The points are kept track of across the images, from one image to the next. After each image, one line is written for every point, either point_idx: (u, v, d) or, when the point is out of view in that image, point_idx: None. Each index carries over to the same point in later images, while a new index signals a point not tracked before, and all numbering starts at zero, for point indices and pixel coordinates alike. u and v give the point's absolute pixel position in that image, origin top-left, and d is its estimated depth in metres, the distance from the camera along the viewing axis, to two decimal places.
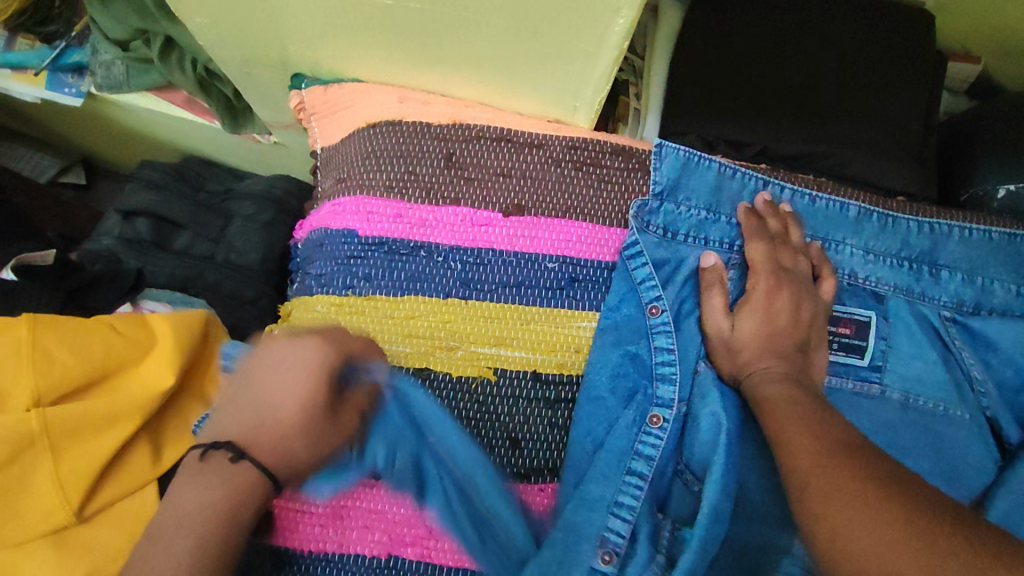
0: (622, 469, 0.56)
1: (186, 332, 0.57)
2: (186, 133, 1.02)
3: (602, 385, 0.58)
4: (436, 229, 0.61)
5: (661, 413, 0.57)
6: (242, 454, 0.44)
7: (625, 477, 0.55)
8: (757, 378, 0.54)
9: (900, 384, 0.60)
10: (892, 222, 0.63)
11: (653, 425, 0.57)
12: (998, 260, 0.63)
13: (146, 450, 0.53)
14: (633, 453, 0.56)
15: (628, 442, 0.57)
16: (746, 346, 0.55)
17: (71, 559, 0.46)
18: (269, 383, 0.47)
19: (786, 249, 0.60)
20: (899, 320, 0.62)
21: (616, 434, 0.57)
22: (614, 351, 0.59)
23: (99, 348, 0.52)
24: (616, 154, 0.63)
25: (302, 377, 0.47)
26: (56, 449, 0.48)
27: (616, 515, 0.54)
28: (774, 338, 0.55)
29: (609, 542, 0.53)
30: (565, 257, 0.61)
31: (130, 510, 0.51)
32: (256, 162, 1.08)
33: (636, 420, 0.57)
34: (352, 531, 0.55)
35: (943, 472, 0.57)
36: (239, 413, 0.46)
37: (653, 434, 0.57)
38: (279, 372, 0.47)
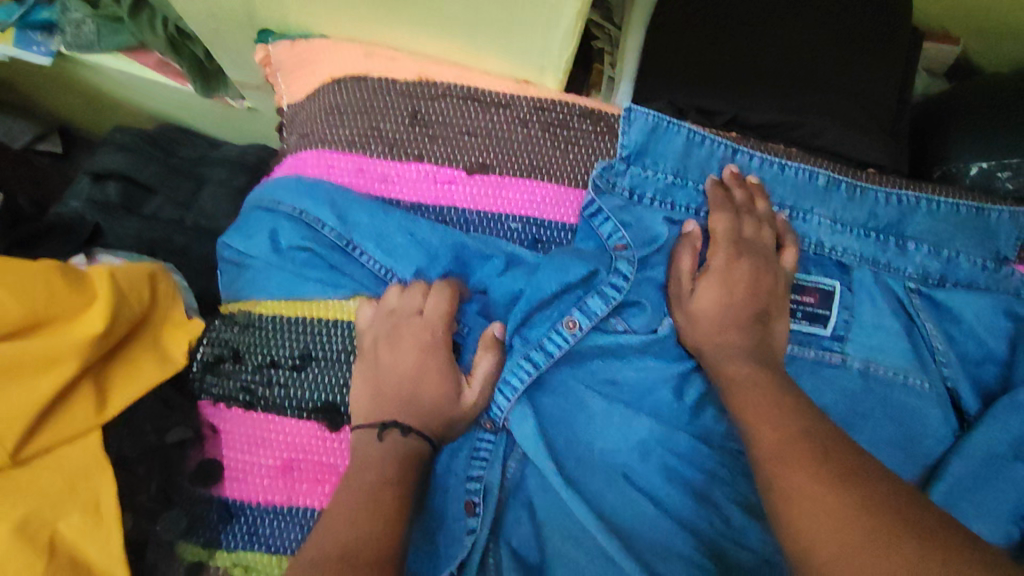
0: (520, 353, 0.55)
1: (128, 283, 0.53)
2: (157, 96, 1.00)
3: (548, 292, 0.54)
4: (399, 185, 0.60)
5: (578, 319, 0.55)
6: (410, 429, 0.50)
7: (521, 358, 0.55)
8: (715, 353, 0.53)
9: (862, 353, 0.59)
10: (861, 192, 0.62)
11: (566, 328, 0.55)
12: (966, 234, 0.61)
13: (90, 395, 0.48)
14: (536, 345, 0.55)
15: (537, 335, 0.55)
16: (707, 315, 0.55)
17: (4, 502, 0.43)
18: (413, 373, 0.52)
19: (750, 218, 0.59)
20: (864, 290, 0.61)
21: (532, 324, 0.56)
22: (572, 270, 0.54)
23: (40, 289, 0.47)
24: (585, 117, 0.62)
25: (423, 381, 0.52)
26: None
27: (499, 394, 0.54)
28: (738, 310, 0.55)
29: (494, 413, 0.55)
30: (529, 217, 0.60)
31: (72, 459, 0.47)
32: (231, 130, 1.06)
33: (553, 317, 0.56)
34: (301, 483, 0.54)
35: (900, 441, 0.56)
36: (387, 388, 0.52)
37: (562, 334, 0.55)
38: (405, 349, 0.52)
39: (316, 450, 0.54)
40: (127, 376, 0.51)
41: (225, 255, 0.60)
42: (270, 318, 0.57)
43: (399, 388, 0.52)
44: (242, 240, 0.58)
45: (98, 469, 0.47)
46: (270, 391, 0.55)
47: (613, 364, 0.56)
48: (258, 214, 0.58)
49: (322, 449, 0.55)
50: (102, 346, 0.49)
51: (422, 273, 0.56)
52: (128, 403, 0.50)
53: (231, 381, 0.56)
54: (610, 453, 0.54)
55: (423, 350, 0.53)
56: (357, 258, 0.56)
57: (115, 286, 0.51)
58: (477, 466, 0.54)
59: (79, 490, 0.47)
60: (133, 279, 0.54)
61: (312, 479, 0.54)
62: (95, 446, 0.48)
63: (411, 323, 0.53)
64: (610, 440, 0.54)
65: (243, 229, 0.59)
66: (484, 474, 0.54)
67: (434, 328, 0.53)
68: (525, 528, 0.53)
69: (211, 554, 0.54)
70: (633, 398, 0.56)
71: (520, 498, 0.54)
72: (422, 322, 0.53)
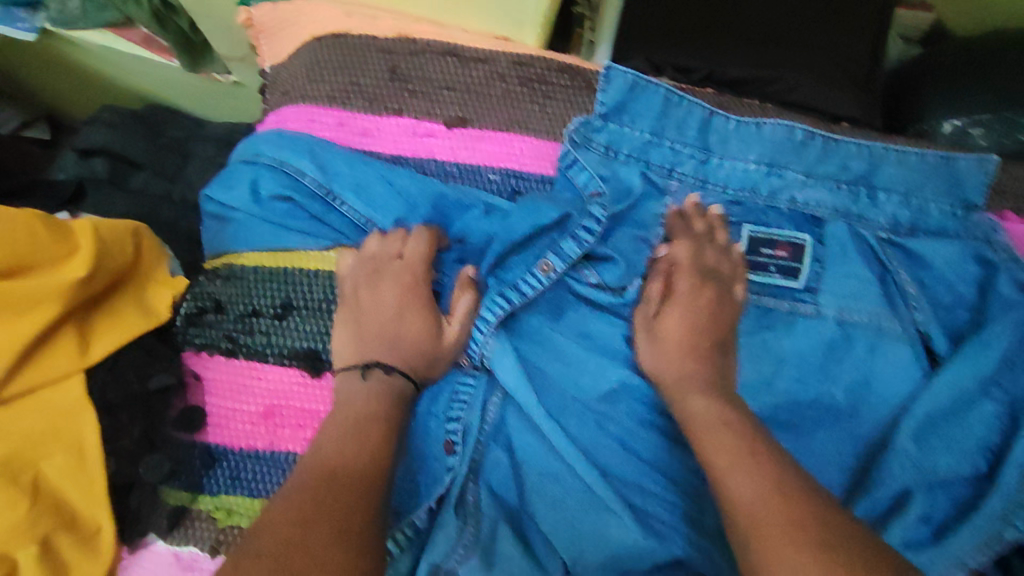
0: (496, 290, 0.56)
1: (112, 234, 0.53)
2: (138, 72, 0.97)
3: (520, 235, 0.56)
4: (378, 138, 0.60)
5: (553, 262, 0.56)
6: (392, 368, 0.51)
7: (498, 295, 0.56)
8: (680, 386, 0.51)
9: (836, 303, 0.59)
10: (836, 144, 0.62)
11: (541, 270, 0.56)
12: (934, 184, 0.62)
13: (72, 340, 0.49)
14: (510, 285, 0.56)
15: (512, 276, 0.57)
16: (670, 351, 0.53)
17: None
18: (392, 315, 0.52)
19: (712, 247, 0.57)
20: (835, 242, 0.61)
21: (508, 267, 0.57)
22: (544, 213, 0.56)
23: (21, 235, 0.47)
24: (563, 72, 0.63)
25: (404, 318, 0.52)
26: None
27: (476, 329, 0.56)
28: (698, 339, 0.53)
29: (472, 353, 0.56)
30: (507, 170, 0.60)
31: (54, 400, 0.48)
32: (210, 107, 1.04)
33: (529, 260, 0.57)
34: (283, 429, 0.55)
35: (874, 386, 0.57)
36: (367, 328, 0.53)
37: (537, 277, 0.56)
38: (386, 294, 0.53)
39: (298, 397, 0.55)
40: (110, 324, 0.52)
41: (207, 207, 0.60)
42: (251, 270, 0.57)
43: (379, 330, 0.52)
44: (223, 189, 0.58)
45: (79, 410, 0.48)
46: (251, 339, 0.56)
47: (588, 317, 0.58)
48: (240, 168, 0.59)
49: (303, 396, 0.55)
50: (82, 293, 0.49)
51: (401, 222, 0.56)
52: (110, 348, 0.51)
53: (213, 330, 0.57)
54: (582, 395, 0.56)
55: (404, 287, 0.53)
56: (338, 208, 0.57)
57: (98, 236, 0.51)
58: (456, 408, 0.56)
59: (59, 430, 0.48)
60: (117, 231, 0.54)
61: (293, 426, 0.55)
62: (77, 388, 0.49)
63: (391, 265, 0.54)
64: (583, 384, 0.56)
65: (225, 180, 0.59)
66: (463, 416, 0.56)
67: (415, 267, 0.54)
68: (504, 470, 0.55)
69: (194, 498, 0.54)
70: (606, 343, 0.58)
71: (500, 440, 0.56)
72: (402, 264, 0.54)
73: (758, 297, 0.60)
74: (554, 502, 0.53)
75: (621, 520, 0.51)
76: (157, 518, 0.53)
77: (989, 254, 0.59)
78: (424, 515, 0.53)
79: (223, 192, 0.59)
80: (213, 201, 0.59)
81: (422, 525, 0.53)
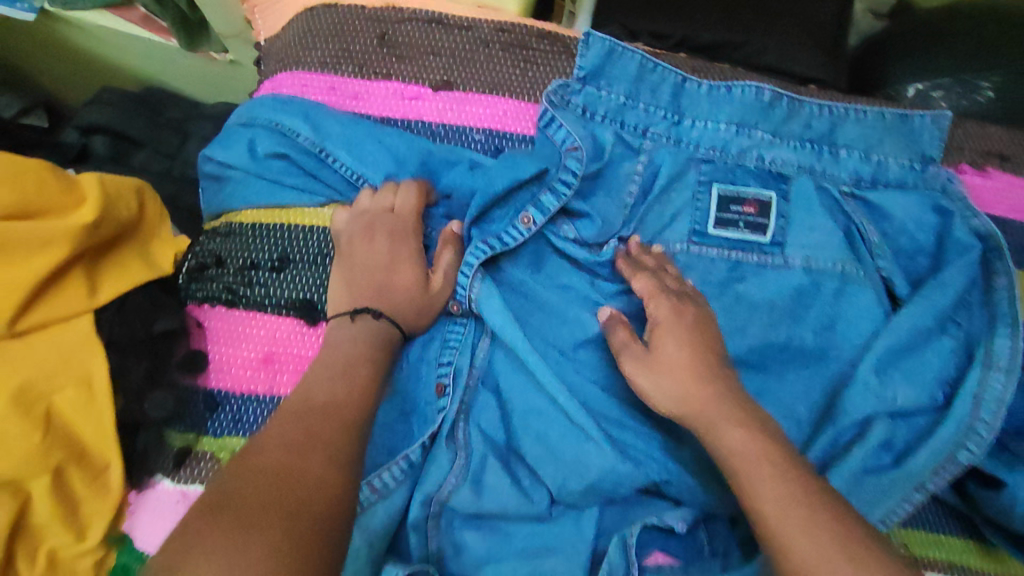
0: (479, 239, 0.59)
1: (117, 189, 0.57)
2: (136, 52, 1.00)
3: (501, 188, 0.58)
4: (368, 101, 0.63)
5: (532, 214, 0.59)
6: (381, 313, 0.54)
7: (484, 242, 0.59)
8: (703, 420, 0.49)
9: (801, 252, 0.62)
10: (800, 105, 0.65)
11: (523, 222, 0.59)
12: (892, 140, 0.66)
13: (81, 282, 0.53)
14: (495, 236, 0.59)
15: (497, 228, 0.60)
16: (672, 382, 0.51)
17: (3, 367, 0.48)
18: (383, 263, 0.56)
19: (668, 277, 0.58)
20: (801, 197, 0.63)
21: (492, 221, 0.61)
22: (522, 168, 0.59)
23: (32, 182, 0.50)
24: (543, 38, 0.67)
25: (397, 265, 0.56)
26: None
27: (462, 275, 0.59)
28: (698, 369, 0.51)
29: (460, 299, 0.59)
30: (491, 130, 0.63)
31: (65, 336, 0.51)
32: (207, 87, 1.06)
33: (510, 215, 0.61)
34: (280, 373, 0.58)
35: (839, 328, 0.60)
36: (359, 276, 0.56)
37: (518, 229, 0.59)
38: (380, 247, 0.56)
39: (295, 343, 0.58)
40: (115, 271, 0.55)
41: (204, 166, 0.63)
42: (250, 225, 0.60)
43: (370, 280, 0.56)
44: (221, 148, 0.62)
45: (88, 346, 0.52)
46: (250, 291, 0.59)
47: (570, 269, 0.62)
48: (235, 131, 0.62)
49: (300, 343, 0.58)
50: (88, 240, 0.52)
51: (392, 177, 0.59)
52: (116, 292, 0.54)
53: (214, 282, 0.60)
54: (562, 340, 0.60)
55: (392, 236, 0.57)
56: (330, 164, 0.60)
57: (104, 189, 0.55)
58: (448, 352, 0.60)
59: (71, 363, 0.51)
60: (122, 187, 0.58)
61: (290, 370, 0.58)
62: (86, 326, 0.52)
63: (382, 220, 0.57)
64: (563, 330, 0.60)
65: (221, 142, 0.62)
66: (453, 359, 0.59)
67: (405, 219, 0.57)
68: (492, 410, 0.58)
69: (198, 440, 0.57)
70: (586, 289, 0.61)
71: (488, 383, 0.59)
72: (393, 215, 0.57)
73: (728, 253, 0.62)
74: (539, 437, 0.57)
75: (599, 447, 0.55)
76: (160, 462, 0.56)
77: (945, 202, 0.63)
78: (418, 451, 0.56)
79: (220, 150, 0.61)
80: (211, 161, 0.62)
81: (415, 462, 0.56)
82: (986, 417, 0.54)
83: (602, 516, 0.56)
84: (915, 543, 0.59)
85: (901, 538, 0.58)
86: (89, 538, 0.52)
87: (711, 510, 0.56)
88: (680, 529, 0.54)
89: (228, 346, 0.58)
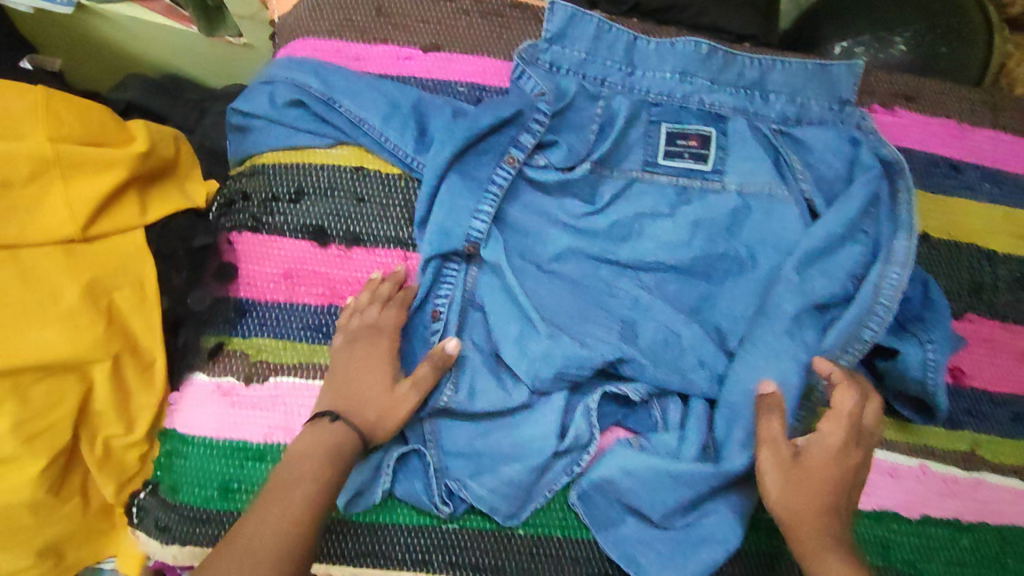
0: (479, 186, 0.69)
1: (160, 134, 0.69)
2: (156, 37, 1.11)
3: (484, 125, 0.68)
4: (368, 62, 0.75)
5: (516, 154, 0.70)
6: (338, 416, 0.60)
7: (489, 187, 0.70)
8: (808, 537, 0.56)
9: (737, 179, 0.73)
10: (733, 58, 0.76)
11: (508, 162, 0.70)
12: (814, 86, 0.77)
13: (134, 202, 0.65)
14: (488, 179, 0.70)
15: (487, 172, 0.70)
16: (797, 499, 0.58)
17: (79, 265, 0.60)
18: (362, 369, 0.63)
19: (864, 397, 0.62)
20: (736, 134, 0.75)
21: (480, 163, 0.70)
22: (504, 108, 0.69)
23: (97, 121, 0.63)
24: (515, 7, 0.79)
25: (373, 371, 0.63)
26: (66, 178, 0.59)
27: (475, 220, 0.68)
28: (815, 492, 0.58)
29: (472, 235, 0.68)
30: (473, 84, 0.75)
31: (123, 244, 0.63)
32: (219, 67, 1.17)
33: (496, 156, 0.70)
34: (299, 286, 0.69)
35: (768, 240, 0.71)
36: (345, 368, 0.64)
37: (506, 168, 0.70)
38: (360, 359, 0.64)
39: (310, 265, 0.70)
40: (160, 199, 0.67)
41: (232, 119, 0.73)
42: (270, 166, 0.72)
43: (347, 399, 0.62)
44: (244, 104, 0.72)
45: (140, 255, 0.64)
46: (272, 218, 0.70)
47: (543, 197, 0.72)
48: (256, 89, 0.73)
49: (314, 264, 0.70)
50: (141, 168, 0.64)
51: (387, 119, 0.70)
52: (161, 215, 0.66)
53: (241, 213, 0.71)
54: (534, 257, 0.71)
55: (370, 343, 0.64)
56: (337, 110, 0.70)
57: (151, 132, 0.68)
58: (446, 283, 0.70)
59: (128, 266, 0.63)
60: (164, 133, 0.70)
61: (306, 284, 0.69)
62: (139, 237, 0.64)
63: (365, 335, 0.65)
64: (536, 247, 0.71)
65: (245, 98, 0.73)
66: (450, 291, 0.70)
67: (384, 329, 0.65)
68: (482, 322, 0.70)
69: (228, 339, 0.68)
70: (557, 215, 0.72)
71: (476, 304, 0.70)
72: (374, 331, 0.65)
73: (676, 179, 0.74)
74: (516, 342, 0.66)
75: (557, 338, 0.65)
76: (197, 359, 0.68)
77: (858, 134, 0.75)
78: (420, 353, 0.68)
79: (245, 104, 0.72)
80: (236, 113, 0.73)
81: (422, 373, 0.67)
82: (885, 303, 0.66)
83: (570, 398, 0.67)
84: None
85: None
86: (137, 430, 0.66)
87: (664, 385, 0.66)
88: (634, 398, 0.66)
89: (251, 265, 0.69)
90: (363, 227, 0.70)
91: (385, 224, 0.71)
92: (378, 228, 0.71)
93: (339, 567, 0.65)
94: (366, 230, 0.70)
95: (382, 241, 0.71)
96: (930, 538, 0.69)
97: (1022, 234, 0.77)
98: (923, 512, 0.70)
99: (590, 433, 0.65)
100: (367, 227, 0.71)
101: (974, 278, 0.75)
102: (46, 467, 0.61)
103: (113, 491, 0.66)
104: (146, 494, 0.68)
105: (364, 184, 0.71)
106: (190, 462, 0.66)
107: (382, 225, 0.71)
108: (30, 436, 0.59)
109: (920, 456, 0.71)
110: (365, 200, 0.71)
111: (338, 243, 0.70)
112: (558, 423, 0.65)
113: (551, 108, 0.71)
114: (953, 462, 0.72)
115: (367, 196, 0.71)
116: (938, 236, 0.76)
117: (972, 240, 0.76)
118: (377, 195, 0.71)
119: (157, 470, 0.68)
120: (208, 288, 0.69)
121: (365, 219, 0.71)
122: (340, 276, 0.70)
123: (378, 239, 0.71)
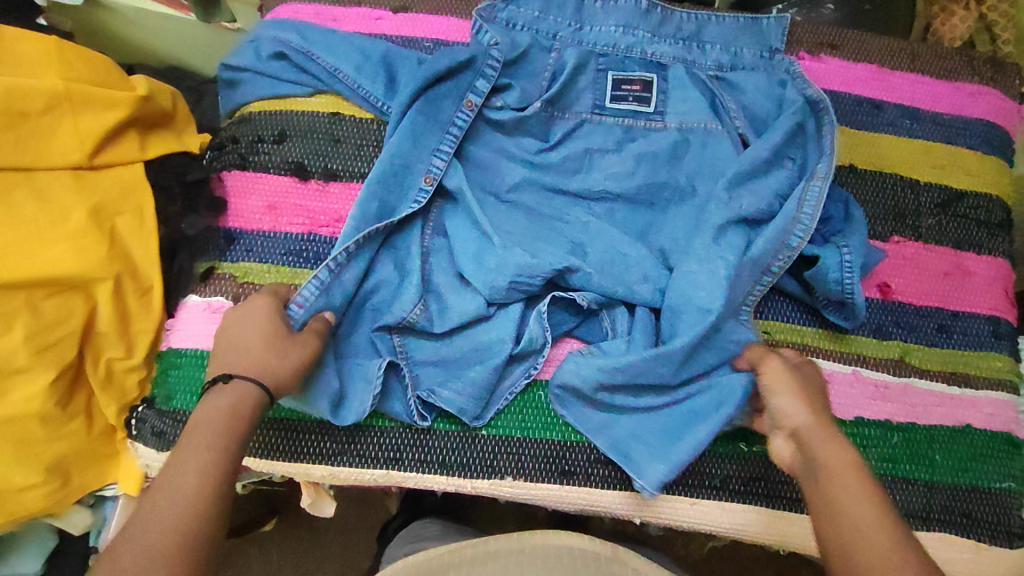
0: (440, 127, 0.78)
1: (162, 87, 0.78)
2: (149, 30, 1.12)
3: (442, 68, 0.77)
4: (345, 22, 0.84)
5: (473, 99, 0.78)
6: (226, 376, 0.59)
7: (449, 128, 0.78)
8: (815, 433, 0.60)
9: (677, 117, 0.81)
10: (671, 14, 0.85)
11: (467, 106, 0.78)
12: (745, 37, 0.85)
13: (135, 139, 0.73)
14: (451, 123, 0.78)
15: (448, 114, 0.78)
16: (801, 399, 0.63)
17: (85, 188, 0.68)
18: (243, 328, 0.63)
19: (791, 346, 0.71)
20: (676, 78, 0.82)
21: (442, 105, 0.78)
22: (458, 54, 0.78)
23: (103, 70, 0.72)
24: None
25: (255, 324, 0.63)
26: (74, 113, 0.68)
27: (436, 158, 0.77)
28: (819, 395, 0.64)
29: (434, 171, 0.77)
30: (438, 40, 0.84)
31: (123, 175, 0.71)
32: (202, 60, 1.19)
33: (457, 99, 0.78)
34: (282, 217, 0.77)
35: (705, 168, 0.79)
36: (223, 339, 0.63)
37: (465, 111, 0.78)
38: (238, 321, 0.64)
39: (285, 199, 0.78)
40: (159, 141, 0.76)
41: (223, 75, 0.83)
42: (257, 113, 0.80)
43: (236, 357, 0.61)
44: (234, 61, 0.82)
45: (139, 185, 0.72)
46: (259, 157, 0.78)
47: (501, 136, 0.80)
48: (243, 48, 0.82)
49: (290, 199, 0.78)
50: (141, 110, 0.73)
51: (359, 68, 0.78)
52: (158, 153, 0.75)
53: (231, 154, 0.79)
54: (490, 190, 0.79)
55: (248, 308, 0.65)
56: (313, 61, 0.79)
57: (152, 84, 0.77)
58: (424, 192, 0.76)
59: (128, 192, 0.71)
60: (166, 88, 0.79)
61: (280, 212, 0.77)
62: (138, 169, 0.73)
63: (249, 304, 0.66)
64: (492, 181, 0.79)
65: (235, 56, 0.82)
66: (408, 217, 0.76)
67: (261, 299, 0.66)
68: (443, 249, 0.78)
69: (218, 265, 0.76)
70: (511, 152, 0.80)
71: (439, 232, 0.78)
72: (259, 297, 0.67)
73: (622, 120, 0.81)
74: (474, 256, 0.75)
75: (507, 250, 0.73)
76: (191, 284, 0.76)
77: (786, 78, 0.83)
78: (342, 255, 0.72)
79: (234, 62, 0.82)
80: (228, 70, 0.82)
81: (332, 271, 0.71)
82: (809, 211, 0.74)
83: (524, 309, 0.75)
84: (775, 330, 0.78)
85: (763, 327, 0.78)
86: (136, 353, 0.73)
87: (609, 293, 0.74)
88: (582, 303, 0.73)
89: (232, 199, 0.78)
90: (340, 165, 0.78)
91: (359, 162, 0.79)
92: (355, 166, 0.79)
93: (322, 464, 0.72)
94: (343, 167, 0.78)
95: (356, 177, 0.78)
96: (862, 438, 0.76)
97: (943, 165, 0.84)
98: (857, 414, 0.76)
99: (543, 336, 0.73)
100: (343, 164, 0.79)
101: (897, 206, 0.82)
102: (54, 379, 0.67)
103: (115, 411, 0.73)
104: (144, 408, 0.74)
105: (340, 127, 0.79)
106: (184, 374, 0.74)
107: (358, 163, 0.79)
108: (41, 347, 0.66)
109: (854, 363, 0.78)
110: (341, 141, 0.79)
111: (316, 179, 0.78)
112: (514, 328, 0.73)
113: (504, 56, 0.79)
114: (885, 369, 0.78)
115: (343, 137, 0.79)
116: (864, 167, 0.83)
117: (896, 170, 0.83)
118: (352, 137, 0.79)
119: (154, 387, 0.75)
120: (201, 218, 0.77)
121: (341, 157, 0.79)
122: (318, 210, 0.77)
123: (354, 174, 0.78)
